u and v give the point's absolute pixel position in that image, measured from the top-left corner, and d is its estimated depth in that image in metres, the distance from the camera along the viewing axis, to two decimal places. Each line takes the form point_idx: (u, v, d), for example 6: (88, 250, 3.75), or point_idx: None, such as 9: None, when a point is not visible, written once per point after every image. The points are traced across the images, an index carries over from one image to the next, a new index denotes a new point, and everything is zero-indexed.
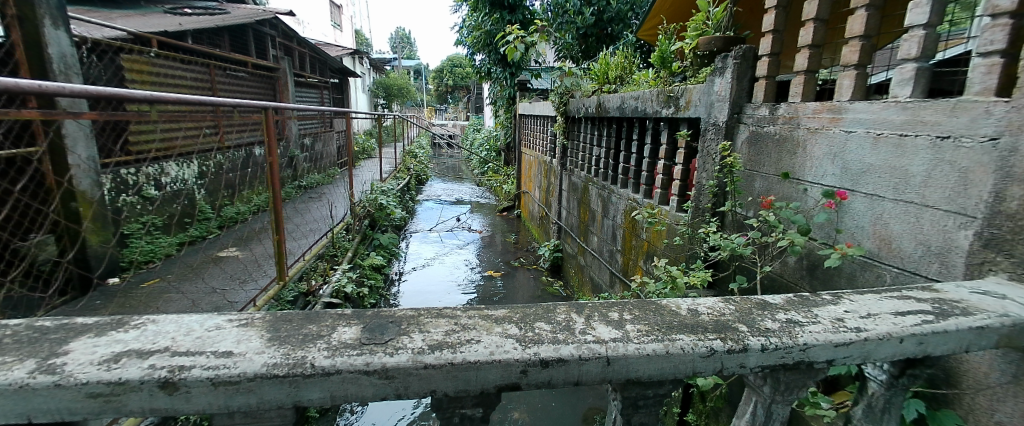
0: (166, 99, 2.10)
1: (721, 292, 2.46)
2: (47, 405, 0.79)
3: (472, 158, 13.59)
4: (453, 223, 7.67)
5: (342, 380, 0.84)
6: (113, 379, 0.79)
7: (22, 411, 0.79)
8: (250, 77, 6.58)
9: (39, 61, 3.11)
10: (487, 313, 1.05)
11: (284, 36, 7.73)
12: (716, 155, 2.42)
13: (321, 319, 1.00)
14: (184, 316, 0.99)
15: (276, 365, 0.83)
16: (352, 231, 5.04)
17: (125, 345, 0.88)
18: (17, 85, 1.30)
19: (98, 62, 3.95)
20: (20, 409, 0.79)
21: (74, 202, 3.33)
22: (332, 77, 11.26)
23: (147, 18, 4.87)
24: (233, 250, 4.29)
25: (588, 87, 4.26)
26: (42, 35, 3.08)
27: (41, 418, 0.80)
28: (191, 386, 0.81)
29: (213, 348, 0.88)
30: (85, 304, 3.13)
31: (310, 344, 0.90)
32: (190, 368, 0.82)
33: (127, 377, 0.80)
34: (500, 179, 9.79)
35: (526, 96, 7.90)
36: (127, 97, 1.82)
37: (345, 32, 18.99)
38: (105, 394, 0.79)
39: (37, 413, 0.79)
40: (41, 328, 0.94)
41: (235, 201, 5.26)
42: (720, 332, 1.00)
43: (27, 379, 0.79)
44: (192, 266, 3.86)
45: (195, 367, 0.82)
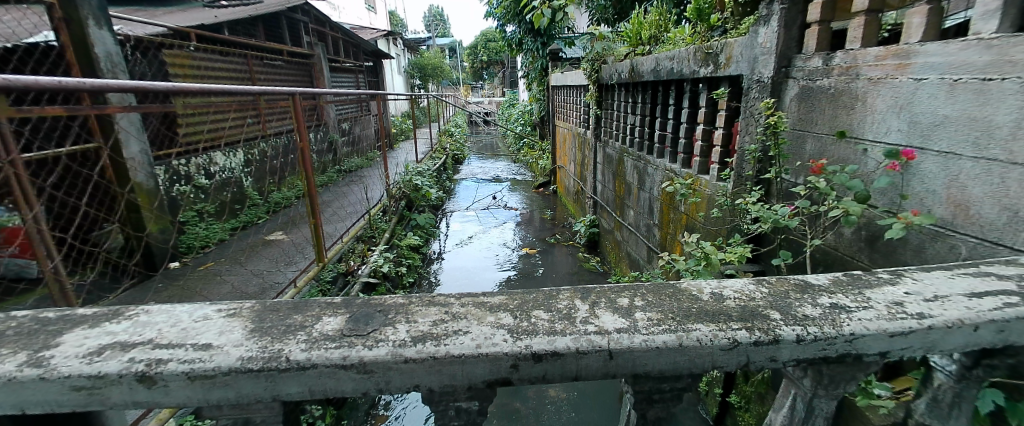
0: (200, 89, 2.01)
1: (766, 268, 2.25)
2: (36, 398, 0.78)
3: (507, 134, 13.41)
4: (490, 201, 7.62)
5: (319, 375, 0.78)
6: (93, 373, 0.77)
7: (13, 404, 0.78)
8: (286, 65, 6.73)
9: (89, 61, 3.22)
10: (482, 300, 0.95)
11: (317, 22, 7.81)
12: (760, 115, 2.17)
13: (309, 308, 0.95)
14: (176, 306, 0.97)
15: (252, 359, 0.79)
16: (388, 212, 5.09)
17: (112, 337, 0.86)
18: (39, 84, 1.16)
19: (143, 59, 4.14)
20: (10, 402, 0.78)
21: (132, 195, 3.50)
22: (367, 60, 11.35)
23: (186, 13, 5.03)
24: (279, 234, 4.45)
25: (620, 51, 3.98)
26: (87, 35, 3.18)
27: (34, 410, 0.80)
28: (168, 380, 0.77)
29: (194, 340, 0.84)
30: (146, 288, 3.31)
31: (289, 335, 0.84)
32: (167, 361, 0.79)
33: (106, 371, 0.77)
34: (536, 154, 9.60)
35: (559, 67, 7.61)
36: (150, 89, 1.62)
37: (380, 15, 19.09)
38: (88, 386, 0.78)
39: (30, 406, 0.79)
40: (42, 319, 0.94)
41: (279, 187, 5.48)
42: (747, 321, 0.87)
43: (14, 373, 0.77)
44: (238, 250, 4.02)
45: (172, 360, 0.79)
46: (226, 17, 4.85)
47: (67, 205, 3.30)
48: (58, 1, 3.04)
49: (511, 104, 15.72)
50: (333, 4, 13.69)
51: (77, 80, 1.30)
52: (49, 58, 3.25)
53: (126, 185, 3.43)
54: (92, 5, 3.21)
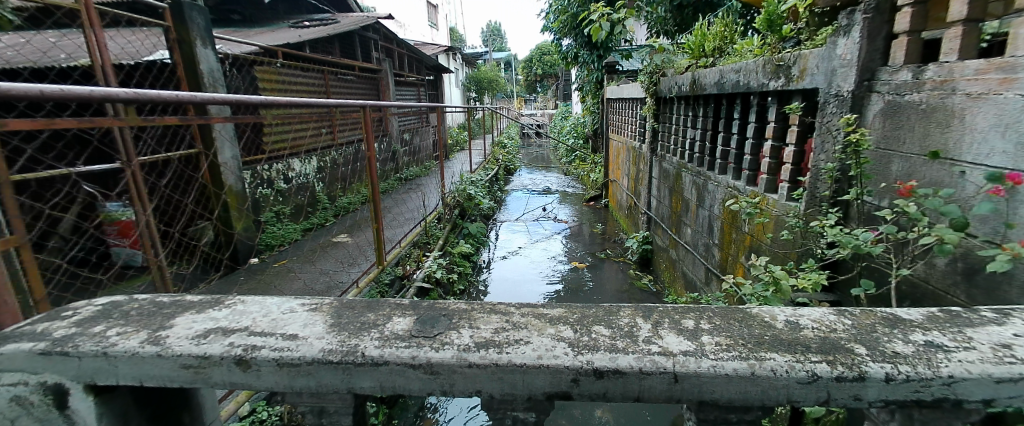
0: (284, 103, 2.17)
1: (842, 297, 2.09)
2: (154, 372, 0.83)
3: (560, 146, 13.38)
4: (540, 213, 7.61)
5: (390, 372, 0.80)
6: (200, 353, 0.83)
7: (136, 376, 0.84)
8: (358, 79, 7.13)
9: (195, 78, 3.53)
10: (542, 311, 0.94)
11: (386, 39, 8.26)
12: (838, 131, 2.03)
13: (381, 307, 0.98)
14: (268, 299, 1.03)
15: (332, 351, 0.82)
16: (443, 220, 5.22)
17: (216, 322, 0.93)
18: (163, 97, 1.31)
19: (238, 74, 4.50)
20: (131, 375, 0.84)
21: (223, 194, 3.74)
22: (428, 74, 11.82)
23: (274, 34, 5.48)
24: (344, 236, 4.68)
25: (680, 63, 3.87)
26: (195, 53, 3.50)
27: (152, 383, 0.85)
28: (261, 365, 0.82)
29: (283, 330, 0.89)
30: (232, 280, 3.58)
31: (364, 332, 0.87)
32: (261, 348, 0.83)
33: (211, 352, 0.83)
34: (589, 167, 9.50)
35: (615, 79, 7.53)
36: (245, 103, 1.77)
37: (441, 31, 19.90)
38: (196, 365, 0.83)
39: (148, 380, 0.84)
40: (159, 303, 1.03)
41: (345, 193, 5.78)
42: (828, 354, 0.81)
43: (136, 350, 0.83)
44: (310, 250, 4.26)
45: (265, 347, 0.83)
46: (309, 36, 5.24)
47: (172, 204, 3.69)
48: (174, 24, 3.39)
49: (565, 116, 15.73)
50: (399, 22, 14.45)
51: (189, 93, 1.45)
52: (165, 75, 3.64)
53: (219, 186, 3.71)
54: (200, 27, 3.53)
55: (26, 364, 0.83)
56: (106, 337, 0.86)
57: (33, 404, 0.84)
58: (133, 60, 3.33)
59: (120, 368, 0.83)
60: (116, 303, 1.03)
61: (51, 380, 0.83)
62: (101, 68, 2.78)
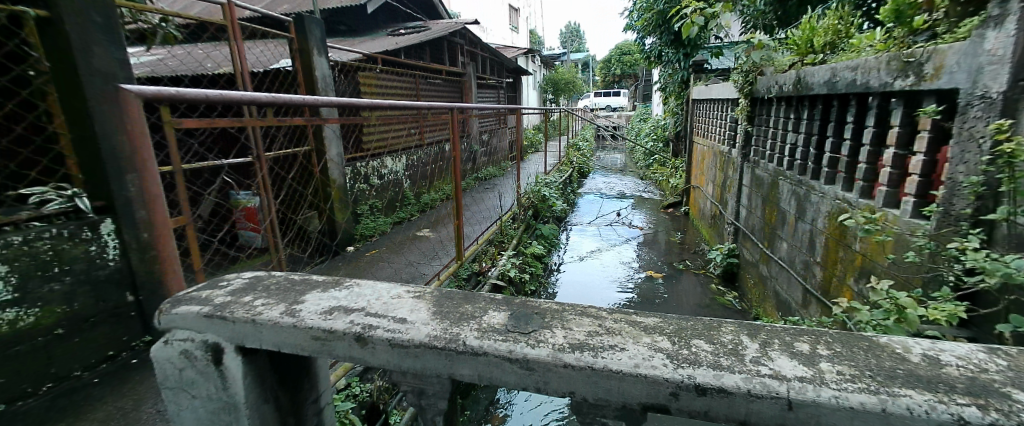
0: (384, 104, 2.32)
1: (979, 333, 1.80)
2: (290, 341, 0.90)
3: (637, 149, 12.97)
4: (614, 217, 7.43)
5: (489, 363, 0.82)
6: (326, 328, 0.88)
7: (276, 343, 0.90)
8: (445, 83, 7.42)
9: (311, 84, 3.88)
10: (635, 319, 0.91)
11: (471, 43, 8.52)
12: (983, 139, 1.75)
13: (476, 300, 1.00)
14: (378, 283, 1.08)
15: (437, 337, 0.85)
16: (517, 220, 5.28)
17: (338, 301, 0.98)
18: (299, 100, 1.52)
19: (344, 79, 4.88)
20: (271, 341, 0.90)
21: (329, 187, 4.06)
22: (508, 76, 12.03)
23: (374, 42, 5.88)
24: (426, 231, 4.90)
25: (783, 61, 3.59)
26: (313, 62, 3.85)
27: (288, 351, 0.92)
28: (376, 344, 0.86)
29: (394, 313, 0.93)
30: (331, 265, 3.89)
31: (464, 322, 0.89)
32: (376, 328, 0.88)
33: (336, 327, 0.88)
34: (667, 172, 9.10)
35: (702, 79, 7.15)
36: (355, 105, 1.94)
37: (521, 33, 20.15)
38: (325, 337, 0.88)
39: (285, 347, 0.91)
40: (291, 279, 1.10)
41: (427, 191, 6.03)
42: (979, 398, 0.69)
43: (276, 319, 0.90)
44: (397, 241, 4.51)
45: (380, 327, 0.88)
46: (405, 43, 5.54)
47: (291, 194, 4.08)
48: (296, 34, 3.74)
49: (644, 119, 15.22)
50: (481, 26, 14.84)
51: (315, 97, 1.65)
52: (287, 80, 4.04)
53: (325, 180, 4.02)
54: (317, 37, 3.87)
55: (193, 323, 0.93)
56: (254, 305, 0.94)
57: (196, 359, 0.94)
58: (262, 68, 3.77)
59: (264, 334, 0.90)
60: (260, 277, 1.12)
61: (210, 340, 0.92)
62: (240, 76, 3.16)
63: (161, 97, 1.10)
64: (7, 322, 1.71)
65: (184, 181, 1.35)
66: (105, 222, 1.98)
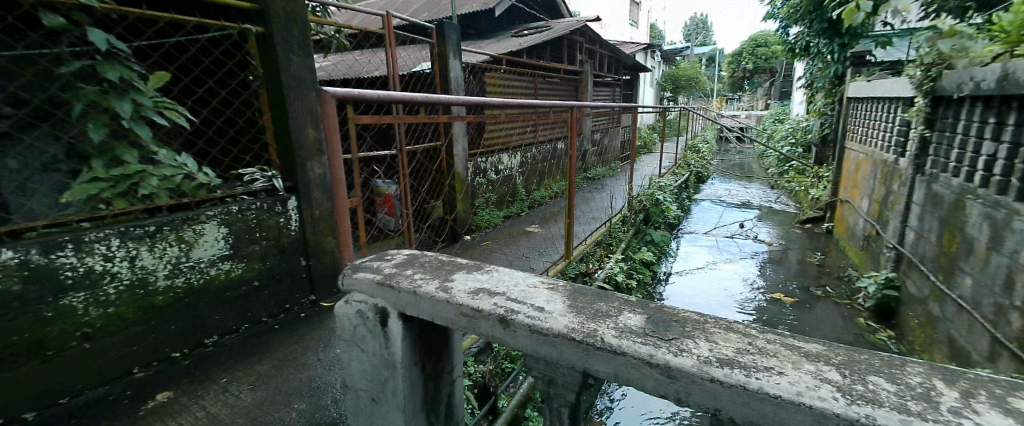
0: (514, 104, 2.42)
1: None
2: (442, 313, 1.00)
3: (768, 153, 11.69)
4: (735, 228, 6.81)
5: (627, 364, 0.81)
6: (474, 306, 0.96)
7: (431, 314, 1.01)
8: (561, 81, 7.47)
9: (446, 84, 4.19)
10: (791, 342, 0.83)
11: (591, 41, 8.43)
12: None
13: (611, 299, 1.00)
14: (516, 271, 1.14)
15: (574, 329, 0.87)
16: (627, 223, 5.12)
17: (482, 283, 1.06)
18: (444, 100, 1.72)
19: (473, 79, 5.18)
20: (427, 312, 1.01)
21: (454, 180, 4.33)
22: (626, 74, 11.67)
23: (500, 43, 6.15)
24: (536, 227, 5.02)
25: (984, 51, 2.93)
26: (448, 63, 4.16)
27: (440, 322, 1.02)
28: (518, 327, 0.92)
29: (533, 301, 0.98)
30: (450, 250, 4.20)
31: (601, 319, 0.90)
32: (519, 312, 0.93)
33: (483, 307, 0.95)
34: (805, 181, 8.05)
35: (861, 75, 6.17)
36: (486, 104, 2.13)
37: (643, 28, 19.36)
38: (472, 314, 0.96)
39: (437, 318, 1.01)
40: (439, 260, 1.21)
41: (539, 187, 6.13)
42: None
43: (433, 293, 1.00)
44: (509, 235, 4.70)
45: (522, 313, 0.93)
46: (528, 43, 5.69)
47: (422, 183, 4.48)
48: (436, 38, 4.07)
49: (780, 120, 13.63)
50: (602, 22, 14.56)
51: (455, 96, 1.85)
52: (425, 82, 4.40)
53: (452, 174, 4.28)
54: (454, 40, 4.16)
55: (368, 288, 1.08)
56: (415, 279, 1.06)
57: (367, 319, 1.07)
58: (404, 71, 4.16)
59: (422, 305, 1.01)
60: (416, 255, 1.25)
61: (379, 304, 1.06)
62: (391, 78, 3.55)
63: (346, 96, 1.33)
64: (223, 272, 2.17)
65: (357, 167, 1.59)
66: (292, 199, 2.40)
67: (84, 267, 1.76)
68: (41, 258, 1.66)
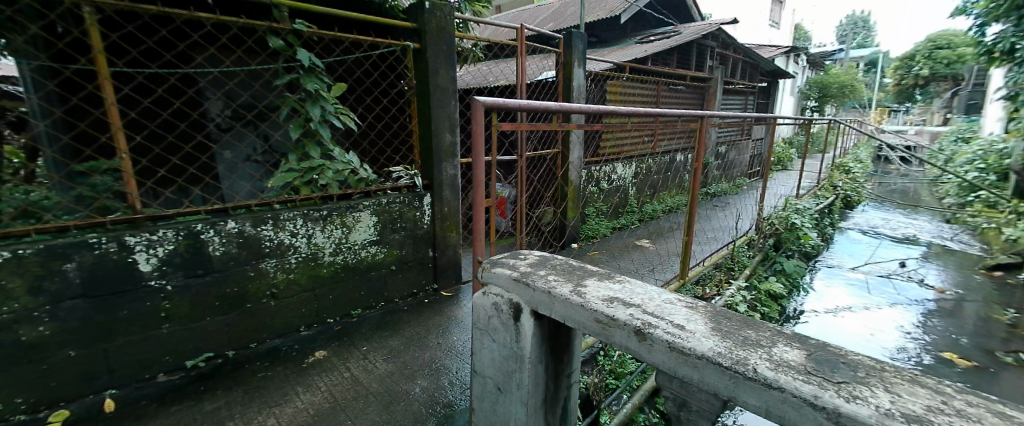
0: (642, 112, 2.29)
1: None
2: (576, 317, 1.02)
3: (945, 178, 9.61)
4: (894, 265, 5.63)
5: (783, 400, 0.76)
6: (609, 314, 0.97)
7: (563, 315, 1.04)
8: (688, 90, 6.99)
9: (568, 93, 4.07)
10: (1005, 411, 0.71)
11: (724, 46, 7.81)
12: None
13: (761, 327, 0.94)
14: (649, 285, 1.12)
15: (721, 354, 0.83)
16: (754, 247, 4.58)
17: (615, 292, 1.06)
18: (576, 108, 1.77)
19: (595, 88, 5.17)
20: (560, 313, 1.04)
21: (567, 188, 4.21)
22: (762, 81, 10.54)
23: (624, 51, 6.00)
24: (646, 241, 4.75)
25: None
26: (572, 73, 4.04)
27: (572, 325, 1.04)
28: (655, 342, 0.90)
29: (670, 317, 0.95)
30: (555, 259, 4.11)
31: (751, 348, 0.85)
32: (656, 327, 0.92)
33: (618, 316, 0.96)
34: (999, 215, 6.44)
35: None
36: (617, 112, 2.08)
37: (787, 31, 17.31)
38: (606, 321, 0.97)
39: (570, 321, 1.03)
40: (569, 264, 1.24)
41: (654, 200, 5.75)
42: None
43: (567, 296, 1.03)
44: (617, 247, 4.52)
45: (660, 328, 0.91)
46: (654, 50, 5.46)
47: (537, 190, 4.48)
48: (563, 46, 3.97)
49: (966, 139, 11.13)
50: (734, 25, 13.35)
51: (586, 105, 1.89)
52: (549, 90, 4.39)
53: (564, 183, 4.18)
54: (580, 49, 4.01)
55: (504, 283, 1.15)
56: (548, 279, 1.11)
57: (502, 311, 1.16)
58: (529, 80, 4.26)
59: (555, 305, 1.05)
60: (547, 257, 1.30)
61: (514, 299, 1.13)
62: (519, 87, 3.64)
63: (495, 105, 1.44)
64: (370, 255, 2.50)
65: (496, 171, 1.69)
66: (427, 196, 2.71)
67: (277, 239, 2.15)
68: (252, 229, 2.07)
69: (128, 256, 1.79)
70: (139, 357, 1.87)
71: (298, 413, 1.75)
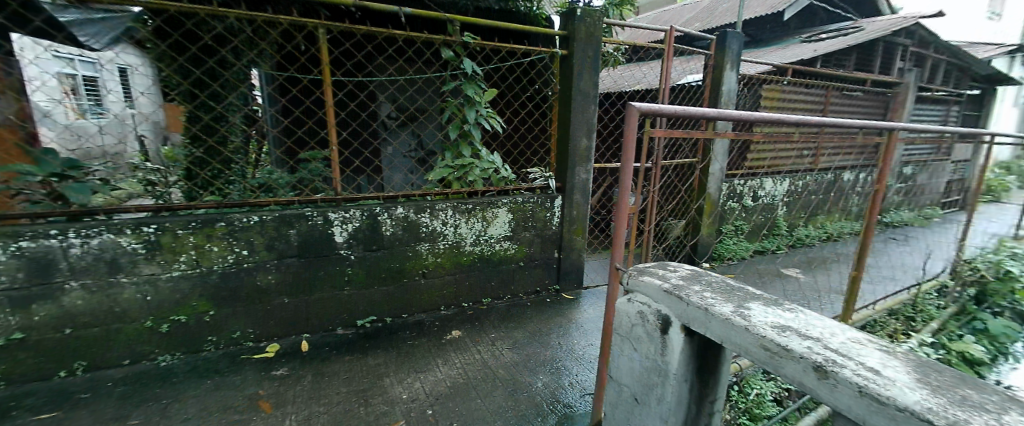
0: (817, 121, 1.85)
1: None
2: (737, 339, 1.08)
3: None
4: None
5: None
6: (782, 344, 1.02)
7: (720, 335, 1.11)
8: (874, 95, 5.41)
9: (715, 100, 3.45)
10: None
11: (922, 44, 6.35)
12: None
13: (983, 388, 0.93)
14: (825, 317, 1.14)
15: (932, 412, 0.85)
16: (948, 296, 3.49)
17: (784, 321, 1.10)
18: (736, 116, 1.63)
19: (746, 93, 4.25)
20: (717, 332, 1.12)
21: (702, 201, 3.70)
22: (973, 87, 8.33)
23: (785, 50, 5.19)
24: (796, 270, 3.85)
25: None
26: (722, 78, 3.40)
27: (729, 346, 1.11)
28: (839, 382, 0.93)
29: (860, 359, 0.97)
30: None
31: (973, 410, 0.86)
32: (843, 367, 0.95)
33: (793, 348, 1.00)
34: None
35: None
36: (787, 121, 1.78)
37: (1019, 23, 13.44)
38: (775, 350, 1.02)
39: (729, 341, 1.10)
40: (728, 283, 1.29)
41: (811, 223, 4.79)
42: None
43: (728, 316, 1.11)
44: (756, 273, 3.75)
45: (848, 369, 0.94)
46: (828, 49, 4.44)
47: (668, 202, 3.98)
48: (714, 46, 3.37)
49: None
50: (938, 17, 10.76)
51: (749, 113, 1.70)
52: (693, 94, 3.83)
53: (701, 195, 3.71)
54: (734, 49, 3.35)
55: (653, 293, 1.25)
56: (704, 297, 1.18)
57: (647, 321, 1.26)
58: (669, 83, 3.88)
59: (712, 324, 1.12)
60: (699, 273, 1.36)
61: (662, 311, 1.23)
62: (659, 92, 3.20)
63: (651, 111, 1.44)
64: (502, 249, 2.68)
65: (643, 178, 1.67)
66: (558, 198, 2.78)
67: (432, 227, 2.44)
68: (414, 216, 2.38)
69: (328, 228, 2.19)
70: (321, 313, 2.28)
71: (437, 382, 1.96)
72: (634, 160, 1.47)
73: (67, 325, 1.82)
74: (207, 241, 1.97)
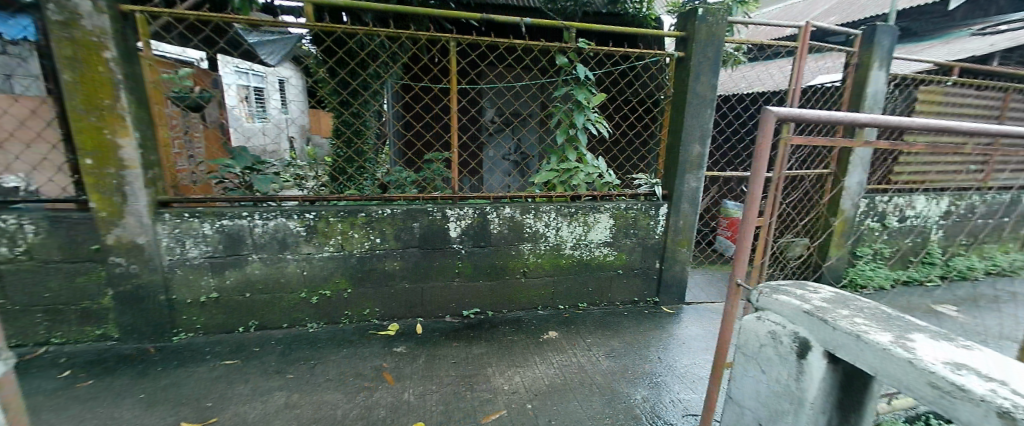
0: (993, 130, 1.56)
1: None
2: (896, 372, 1.01)
3: None
4: None
5: None
6: (959, 383, 0.93)
7: (874, 366, 1.05)
8: None
9: (856, 103, 3.02)
10: None
11: None
12: None
13: None
14: (1011, 359, 1.02)
15: None
16: None
17: (958, 357, 1.01)
18: (888, 122, 1.44)
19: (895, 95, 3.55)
20: (870, 362, 1.06)
21: (833, 218, 3.27)
22: None
23: (951, 45, 4.37)
24: (953, 308, 3.23)
25: None
26: (868, 77, 2.96)
27: (884, 378, 1.04)
28: None
29: None
30: None
31: None
32: None
33: (972, 389, 0.91)
34: None
35: None
36: (953, 129, 1.53)
37: None
38: (948, 389, 0.94)
39: (884, 373, 1.03)
40: (882, 310, 1.21)
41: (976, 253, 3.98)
42: None
43: (885, 346, 1.04)
44: (899, 306, 3.22)
45: None
46: (1011, 42, 3.63)
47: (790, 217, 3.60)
48: (860, 41, 2.97)
49: None
50: None
51: (904, 119, 1.48)
52: (830, 97, 3.40)
53: (834, 212, 3.26)
54: (887, 43, 2.92)
55: (790, 312, 1.23)
56: (855, 322, 1.12)
57: (780, 343, 1.25)
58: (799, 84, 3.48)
59: (864, 352, 1.07)
60: (843, 295, 1.29)
61: (800, 333, 1.20)
62: (791, 93, 2.92)
63: (790, 116, 1.35)
64: (602, 255, 2.67)
65: (772, 188, 1.54)
66: (664, 205, 2.68)
67: (536, 228, 2.51)
68: (519, 216, 2.47)
69: (444, 224, 2.38)
70: (430, 300, 2.48)
71: (537, 378, 2.02)
72: (766, 168, 1.38)
73: (248, 290, 2.22)
74: (351, 229, 2.26)
